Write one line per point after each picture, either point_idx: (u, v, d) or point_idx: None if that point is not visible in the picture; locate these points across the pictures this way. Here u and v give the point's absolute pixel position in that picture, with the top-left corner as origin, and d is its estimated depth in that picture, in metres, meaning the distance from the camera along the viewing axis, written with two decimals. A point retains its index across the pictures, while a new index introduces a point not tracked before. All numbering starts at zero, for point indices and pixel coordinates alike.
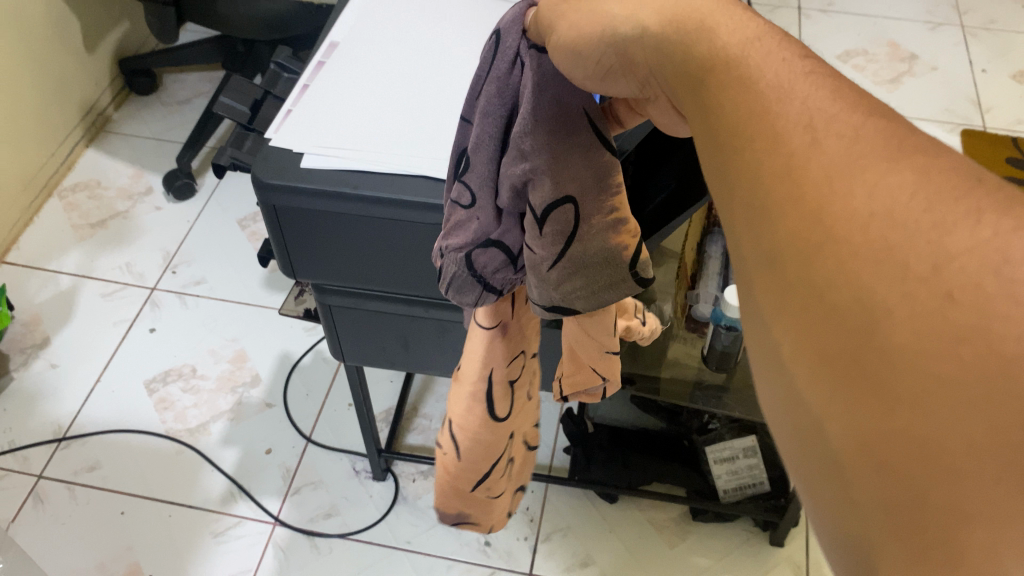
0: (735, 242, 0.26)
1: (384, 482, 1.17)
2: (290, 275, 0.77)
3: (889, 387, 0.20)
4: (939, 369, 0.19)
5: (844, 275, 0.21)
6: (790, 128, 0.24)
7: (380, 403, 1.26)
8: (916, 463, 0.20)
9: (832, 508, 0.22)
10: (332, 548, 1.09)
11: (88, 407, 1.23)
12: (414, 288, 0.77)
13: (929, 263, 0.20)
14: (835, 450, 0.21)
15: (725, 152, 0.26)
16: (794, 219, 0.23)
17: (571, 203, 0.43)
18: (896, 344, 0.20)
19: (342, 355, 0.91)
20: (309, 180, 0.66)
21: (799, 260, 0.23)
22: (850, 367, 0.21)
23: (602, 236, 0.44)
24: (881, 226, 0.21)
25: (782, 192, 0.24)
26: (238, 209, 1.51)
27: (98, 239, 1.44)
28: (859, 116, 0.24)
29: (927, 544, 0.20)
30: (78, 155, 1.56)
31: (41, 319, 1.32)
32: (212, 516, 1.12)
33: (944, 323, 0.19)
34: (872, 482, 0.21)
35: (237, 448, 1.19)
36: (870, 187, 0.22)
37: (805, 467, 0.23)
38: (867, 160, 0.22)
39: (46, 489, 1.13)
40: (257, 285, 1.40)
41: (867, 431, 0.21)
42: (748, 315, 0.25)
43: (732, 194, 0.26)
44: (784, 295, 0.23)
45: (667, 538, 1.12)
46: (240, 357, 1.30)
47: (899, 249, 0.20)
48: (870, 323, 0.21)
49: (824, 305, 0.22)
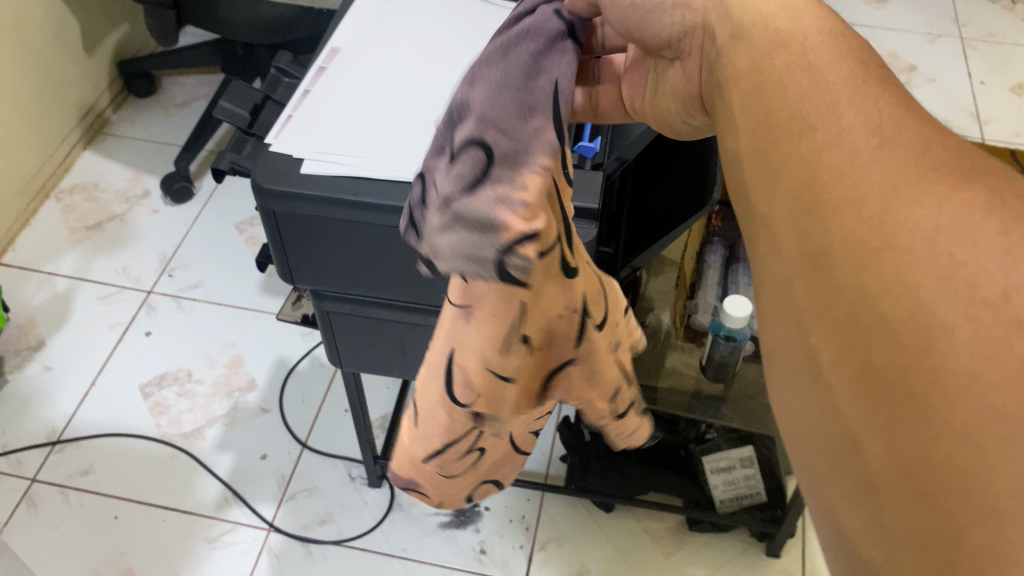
0: (792, 274, 0.33)
1: (380, 489, 1.16)
2: (288, 280, 0.77)
3: (939, 408, 0.26)
4: (990, 397, 0.25)
5: (908, 305, 0.28)
6: (860, 168, 0.32)
7: (376, 409, 1.25)
8: (952, 479, 0.25)
9: (860, 499, 0.28)
10: (327, 555, 1.09)
11: (82, 411, 1.22)
12: (414, 295, 0.76)
13: (997, 293, 0.27)
14: (881, 460, 0.27)
15: (796, 184, 0.34)
16: (865, 248, 0.30)
17: (480, 144, 0.41)
18: (951, 365, 0.26)
19: (339, 361, 0.91)
20: (308, 186, 0.66)
21: (863, 290, 0.29)
22: (902, 386, 0.27)
23: (495, 191, 0.41)
24: (949, 255, 0.28)
25: (852, 221, 0.31)
26: (236, 213, 1.50)
27: (95, 241, 1.43)
28: (920, 171, 0.31)
29: (948, 549, 0.25)
30: (76, 157, 1.55)
31: (35, 322, 1.32)
32: (206, 521, 1.11)
33: (1001, 348, 0.26)
34: (909, 493, 0.26)
35: (232, 453, 1.19)
36: (939, 223, 0.29)
37: (841, 465, 0.29)
38: (936, 200, 0.30)
39: (39, 492, 1.13)
40: (254, 290, 1.39)
41: (909, 445, 0.26)
42: (801, 338, 0.32)
43: (794, 226, 0.34)
44: (847, 321, 0.30)
45: (663, 549, 1.11)
46: (235, 361, 1.30)
47: (966, 279, 0.27)
48: (926, 347, 0.27)
49: (886, 330, 0.28)
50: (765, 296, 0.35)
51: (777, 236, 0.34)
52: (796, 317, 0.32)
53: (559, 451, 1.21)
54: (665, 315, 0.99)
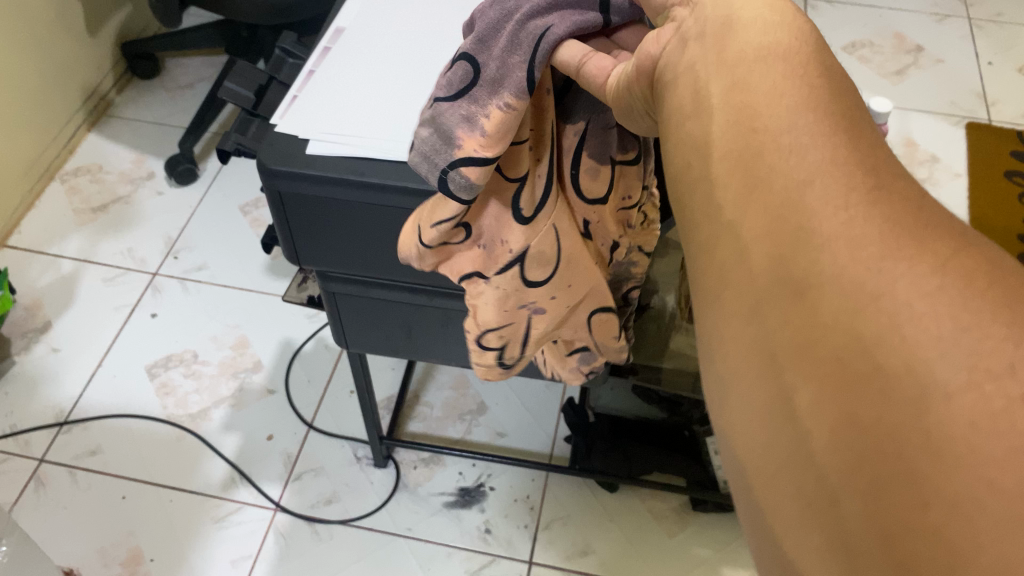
0: (769, 303, 0.31)
1: (385, 469, 1.17)
2: (294, 262, 0.77)
3: (928, 479, 0.25)
4: (986, 474, 0.24)
5: (905, 363, 0.26)
6: (852, 202, 0.30)
7: (381, 390, 1.26)
8: (934, 552, 0.24)
9: (832, 548, 0.27)
10: (333, 535, 1.10)
11: (89, 392, 1.23)
12: (419, 276, 0.77)
13: (1005, 364, 0.25)
14: (859, 518, 0.26)
15: (774, 203, 0.32)
16: (860, 295, 0.28)
17: (471, 64, 0.48)
18: (948, 434, 0.25)
19: (345, 342, 0.91)
20: (314, 167, 0.66)
21: (856, 338, 0.28)
22: (889, 449, 0.26)
23: (464, 110, 0.48)
24: (948, 315, 0.26)
25: (843, 262, 0.29)
26: (241, 195, 1.50)
27: (100, 223, 1.43)
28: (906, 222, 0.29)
29: None
30: (80, 138, 1.55)
31: (42, 303, 1.32)
32: (213, 501, 1.12)
33: (1003, 422, 0.24)
34: (885, 558, 0.26)
35: (239, 434, 1.19)
36: (935, 281, 0.27)
37: (815, 511, 0.28)
38: (930, 257, 0.28)
39: (48, 473, 1.14)
40: (259, 271, 1.39)
41: (891, 508, 0.26)
42: (777, 375, 0.30)
43: (772, 255, 0.31)
44: (832, 369, 0.28)
45: (666, 528, 1.12)
46: (241, 343, 1.30)
47: (968, 343, 0.26)
48: (923, 411, 0.25)
49: (877, 384, 0.27)
50: (725, 320, 0.33)
51: (746, 253, 0.33)
52: (764, 349, 0.31)
53: (564, 431, 1.22)
54: (669, 297, 0.96)
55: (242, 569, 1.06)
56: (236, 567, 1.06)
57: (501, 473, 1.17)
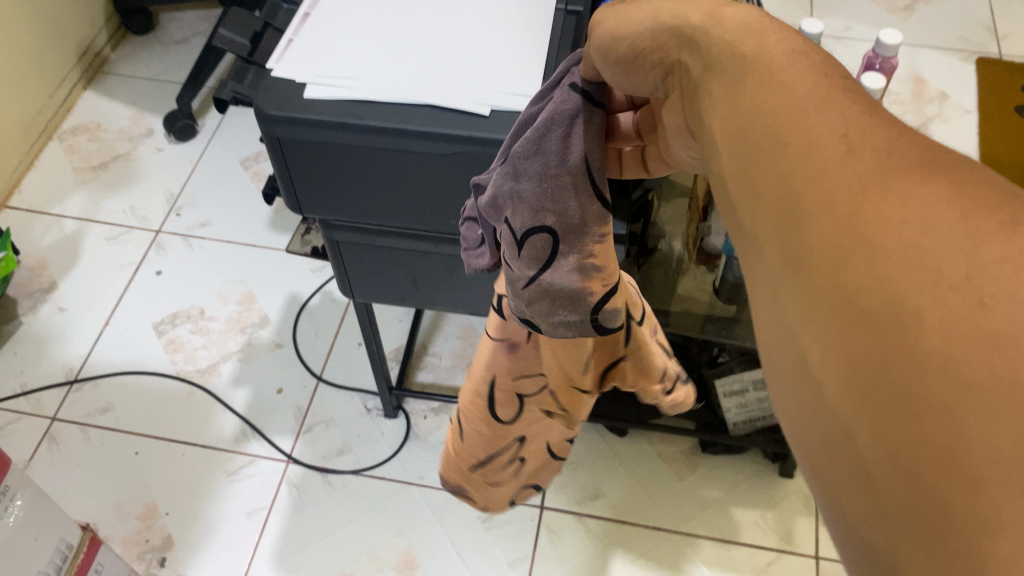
0: (763, 254, 0.28)
1: (396, 419, 1.17)
2: (296, 211, 0.76)
3: (920, 401, 0.21)
4: (970, 380, 0.21)
5: (877, 284, 0.23)
6: (828, 136, 0.27)
7: (389, 342, 1.26)
8: (948, 480, 0.21)
9: (852, 500, 0.24)
10: (346, 485, 1.11)
11: (98, 350, 1.23)
12: (423, 222, 0.75)
13: (961, 271, 0.22)
14: (868, 463, 0.23)
15: (754, 158, 0.29)
16: (841, 223, 0.25)
17: (547, 232, 0.46)
18: (926, 350, 0.22)
19: (351, 292, 0.90)
20: (313, 111, 0.65)
21: (833, 265, 0.25)
22: (874, 378, 0.23)
23: (572, 272, 0.46)
24: (914, 228, 0.23)
25: (815, 191, 0.26)
26: (241, 149, 1.49)
27: (100, 182, 1.42)
28: (893, 132, 0.26)
29: (951, 560, 0.21)
30: (77, 97, 1.54)
31: (47, 264, 1.32)
32: (225, 455, 1.13)
33: (975, 326, 0.21)
34: (899, 499, 0.22)
35: (249, 388, 1.20)
36: (907, 191, 0.24)
37: (832, 467, 0.24)
38: (908, 168, 0.24)
39: (61, 430, 1.14)
40: (262, 226, 1.39)
41: (895, 441, 0.22)
42: (779, 329, 0.27)
43: (758, 207, 0.28)
44: (818, 310, 0.25)
45: (676, 471, 1.13)
46: (248, 298, 1.30)
47: (934, 254, 0.22)
48: (903, 329, 0.22)
49: (859, 313, 0.24)
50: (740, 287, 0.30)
51: (743, 220, 0.29)
52: (771, 306, 0.28)
53: None
54: (676, 242, 0.97)
55: (257, 520, 1.07)
56: (251, 519, 1.07)
57: None
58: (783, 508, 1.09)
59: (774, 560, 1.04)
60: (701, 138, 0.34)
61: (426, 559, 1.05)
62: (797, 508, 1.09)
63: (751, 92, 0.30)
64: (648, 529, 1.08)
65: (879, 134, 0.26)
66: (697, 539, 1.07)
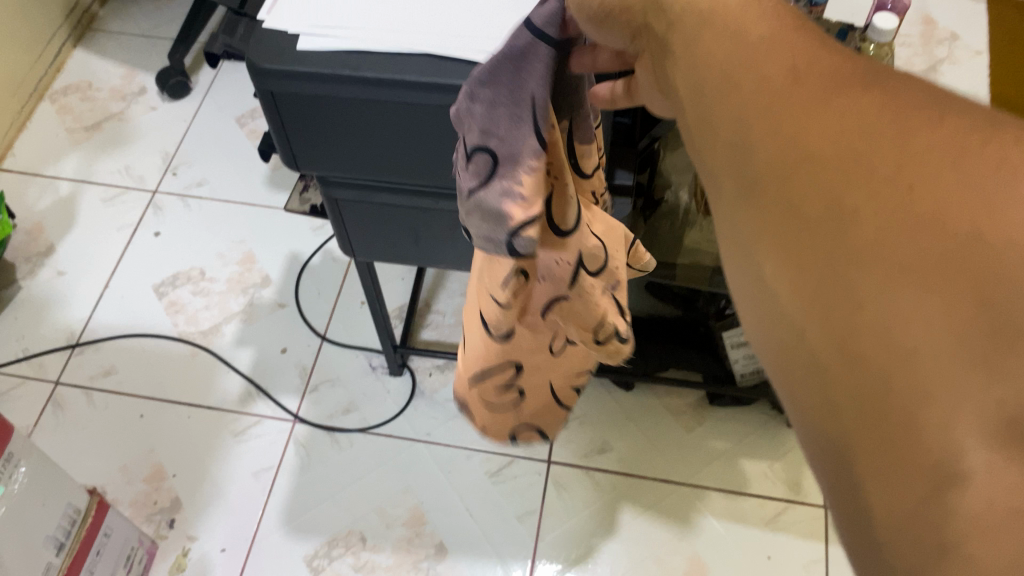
0: (723, 179, 0.32)
1: (401, 377, 1.17)
2: (292, 167, 0.74)
3: (858, 286, 0.26)
4: (899, 260, 0.25)
5: (823, 193, 0.28)
6: (778, 72, 0.31)
7: (393, 300, 1.24)
8: (880, 348, 0.25)
9: (806, 379, 0.28)
10: (352, 443, 1.10)
11: (99, 313, 1.22)
12: (422, 177, 0.73)
13: (892, 169, 0.27)
14: (815, 342, 0.28)
15: (714, 93, 0.32)
16: (794, 145, 0.29)
17: (488, 151, 0.44)
18: (862, 239, 0.26)
19: (351, 251, 0.89)
20: (305, 63, 0.62)
21: (785, 181, 0.29)
22: (822, 269, 0.27)
23: (498, 197, 0.44)
24: (855, 142, 0.28)
25: (766, 120, 0.30)
26: (236, 106, 1.46)
27: (94, 142, 1.40)
28: (830, 63, 0.31)
29: (887, 416, 0.25)
30: (67, 56, 1.50)
31: (43, 227, 1.30)
32: (231, 416, 1.13)
33: (903, 214, 0.26)
34: (845, 370, 0.27)
35: (252, 348, 1.19)
36: (843, 113, 0.29)
37: (788, 353, 0.29)
38: (847, 92, 0.29)
39: (64, 394, 1.14)
40: (260, 184, 1.36)
41: (837, 322, 0.27)
42: (739, 240, 0.31)
43: (716, 137, 0.32)
44: (774, 219, 0.29)
45: (684, 424, 1.12)
46: (248, 258, 1.28)
47: (869, 162, 0.27)
48: (844, 226, 0.27)
49: (806, 219, 0.28)
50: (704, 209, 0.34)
51: (706, 151, 0.33)
52: (732, 223, 0.32)
53: None
54: (683, 191, 0.94)
55: (264, 480, 1.07)
56: (259, 479, 1.07)
57: None
58: (792, 458, 1.09)
59: (783, 511, 1.04)
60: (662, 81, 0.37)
61: (434, 515, 1.05)
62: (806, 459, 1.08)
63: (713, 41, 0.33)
64: (656, 482, 1.07)
65: (821, 72, 0.30)
66: (706, 492, 1.06)
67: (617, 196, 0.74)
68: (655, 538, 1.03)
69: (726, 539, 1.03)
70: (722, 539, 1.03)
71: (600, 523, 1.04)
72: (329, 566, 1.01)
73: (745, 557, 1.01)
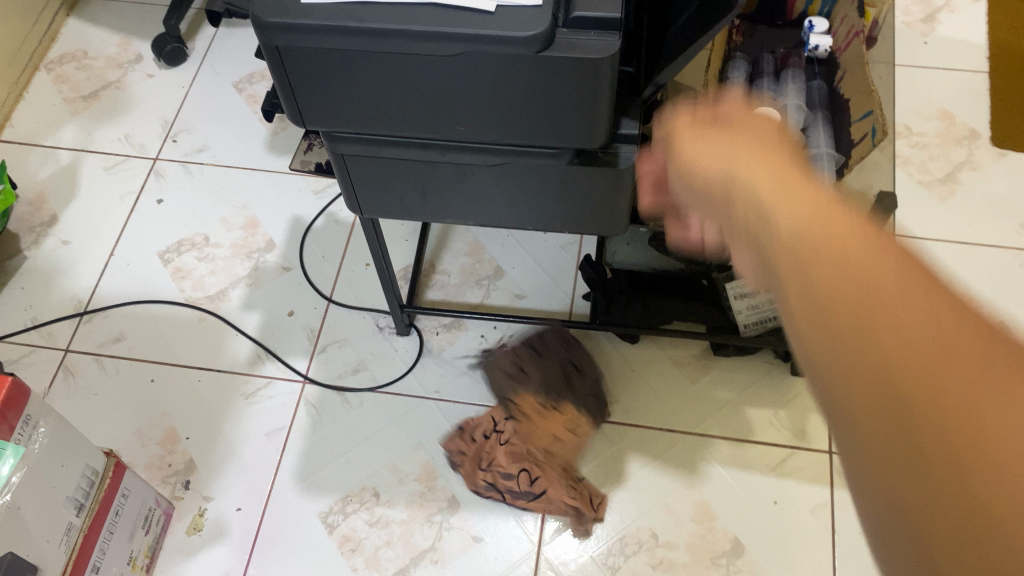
0: (799, 331, 0.36)
1: (408, 336, 1.18)
2: (299, 124, 0.75)
3: (934, 401, 0.29)
4: (959, 391, 0.29)
5: (888, 340, 0.31)
6: (831, 235, 0.35)
7: (397, 261, 1.25)
8: (951, 461, 0.28)
9: (883, 486, 0.31)
10: (363, 402, 1.12)
11: (106, 280, 1.22)
12: (430, 130, 0.74)
13: (967, 345, 0.29)
14: (900, 465, 0.30)
15: (781, 258, 0.37)
16: (855, 306, 0.33)
17: None
18: (933, 385, 0.29)
19: (359, 208, 0.89)
20: (311, 16, 0.62)
21: (853, 331, 0.32)
22: (903, 412, 0.30)
23: None
24: (921, 321, 0.31)
25: (825, 276, 0.34)
26: (233, 72, 1.45)
27: (92, 111, 1.39)
28: (877, 233, 0.35)
29: (963, 537, 0.28)
30: (61, 25, 1.49)
31: (45, 196, 1.30)
32: (241, 378, 1.14)
33: (969, 365, 0.29)
34: (918, 488, 0.29)
35: (259, 312, 1.20)
36: (907, 288, 0.32)
37: (876, 479, 0.31)
38: (903, 265, 0.33)
39: (75, 361, 1.15)
40: (260, 149, 1.36)
41: (912, 452, 0.30)
42: (818, 381, 0.35)
43: (791, 291, 0.36)
44: (846, 363, 0.33)
45: (689, 375, 1.14)
46: (251, 223, 1.29)
47: (937, 325, 0.30)
48: (912, 382, 0.30)
49: (877, 371, 0.31)
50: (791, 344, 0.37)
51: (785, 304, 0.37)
52: (812, 374, 0.35)
53: (583, 289, 1.21)
54: None
55: (277, 440, 1.09)
56: (271, 439, 1.09)
57: (523, 333, 1.18)
58: (796, 406, 1.10)
59: (788, 458, 1.06)
60: (732, 229, 0.44)
61: (445, 470, 1.06)
62: (810, 406, 1.10)
63: (772, 200, 0.39)
64: (662, 432, 1.09)
65: (867, 235, 0.35)
66: (712, 440, 1.08)
67: (623, 144, 0.75)
68: (663, 486, 1.05)
69: (733, 486, 1.05)
70: (729, 486, 1.05)
71: (608, 473, 1.06)
72: (344, 521, 1.03)
73: (752, 503, 1.03)
